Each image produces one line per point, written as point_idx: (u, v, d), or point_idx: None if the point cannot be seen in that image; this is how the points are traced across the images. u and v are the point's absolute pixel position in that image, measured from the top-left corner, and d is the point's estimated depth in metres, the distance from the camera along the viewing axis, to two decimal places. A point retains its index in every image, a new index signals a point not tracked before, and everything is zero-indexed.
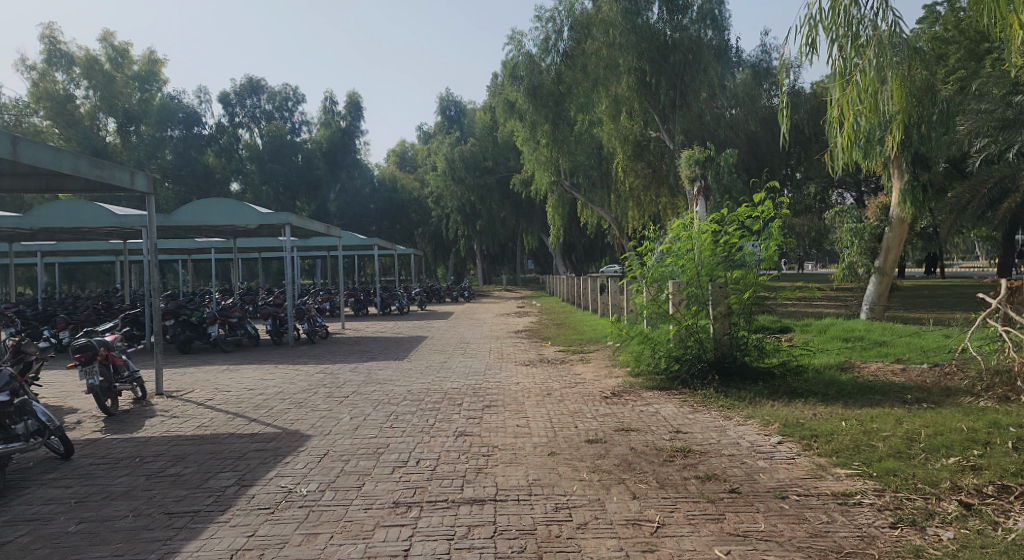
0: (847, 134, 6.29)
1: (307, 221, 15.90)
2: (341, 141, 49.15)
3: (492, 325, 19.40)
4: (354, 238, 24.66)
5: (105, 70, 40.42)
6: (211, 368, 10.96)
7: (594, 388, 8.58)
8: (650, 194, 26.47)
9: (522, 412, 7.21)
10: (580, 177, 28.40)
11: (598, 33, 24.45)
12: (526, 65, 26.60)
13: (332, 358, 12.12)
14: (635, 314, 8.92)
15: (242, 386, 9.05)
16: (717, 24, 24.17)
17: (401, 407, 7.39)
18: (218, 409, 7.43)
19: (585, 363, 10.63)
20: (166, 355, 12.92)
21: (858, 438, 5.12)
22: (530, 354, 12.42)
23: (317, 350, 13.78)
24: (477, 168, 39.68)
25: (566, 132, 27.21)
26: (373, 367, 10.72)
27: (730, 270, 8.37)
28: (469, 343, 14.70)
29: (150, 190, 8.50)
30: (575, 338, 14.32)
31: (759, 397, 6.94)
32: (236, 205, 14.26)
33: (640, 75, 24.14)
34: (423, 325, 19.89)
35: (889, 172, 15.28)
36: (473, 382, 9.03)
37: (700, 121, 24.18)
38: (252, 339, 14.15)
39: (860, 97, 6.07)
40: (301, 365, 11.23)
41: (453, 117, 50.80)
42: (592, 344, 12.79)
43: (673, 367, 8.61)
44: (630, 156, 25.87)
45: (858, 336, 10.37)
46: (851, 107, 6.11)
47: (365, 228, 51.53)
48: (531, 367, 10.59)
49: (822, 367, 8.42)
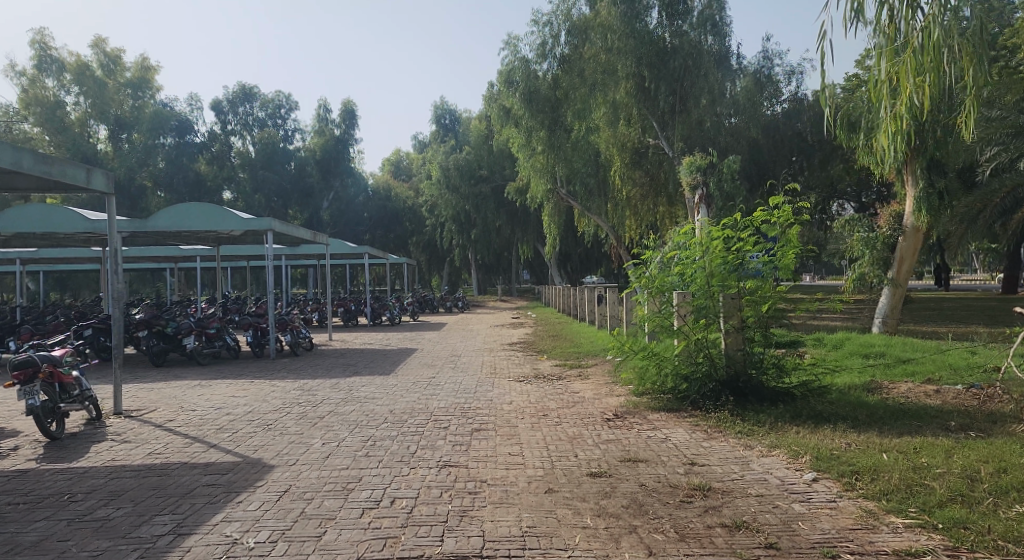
0: (899, 111, 5.81)
1: (293, 226, 15.11)
2: (335, 149, 48.13)
3: (485, 337, 18.64)
4: (344, 246, 23.89)
5: (96, 77, 39.79)
6: (180, 383, 10.16)
7: (595, 408, 7.81)
8: (649, 203, 26.01)
9: (515, 437, 6.44)
10: (577, 186, 27.44)
11: (596, 37, 23.83)
12: (522, 70, 26.10)
13: (313, 372, 11.33)
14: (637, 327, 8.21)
15: (208, 404, 8.25)
16: (719, 31, 23.64)
17: (381, 432, 6.62)
18: (175, 432, 6.63)
19: (585, 379, 9.88)
20: (138, 368, 12.14)
21: (909, 477, 4.43)
22: (525, 368, 11.66)
23: (300, 363, 13.00)
24: (472, 176, 39.31)
25: (563, 138, 26.57)
26: (356, 383, 9.93)
27: (743, 279, 7.68)
28: (461, 356, 13.93)
29: (109, 190, 7.71)
30: (572, 351, 13.57)
31: (782, 423, 6.26)
32: (216, 210, 13.44)
33: (638, 80, 23.44)
34: (414, 336, 19.12)
35: (903, 178, 14.70)
36: (463, 401, 8.26)
37: (700, 128, 23.69)
38: (231, 351, 13.36)
39: (921, 63, 5.53)
40: (277, 380, 10.43)
41: (448, 125, 50.17)
42: (590, 359, 12.03)
43: (680, 387, 7.87)
44: (628, 164, 25.22)
45: (879, 352, 9.74)
46: (910, 75, 5.57)
47: (358, 237, 50.82)
48: (526, 384, 9.82)
49: (845, 386, 7.74)
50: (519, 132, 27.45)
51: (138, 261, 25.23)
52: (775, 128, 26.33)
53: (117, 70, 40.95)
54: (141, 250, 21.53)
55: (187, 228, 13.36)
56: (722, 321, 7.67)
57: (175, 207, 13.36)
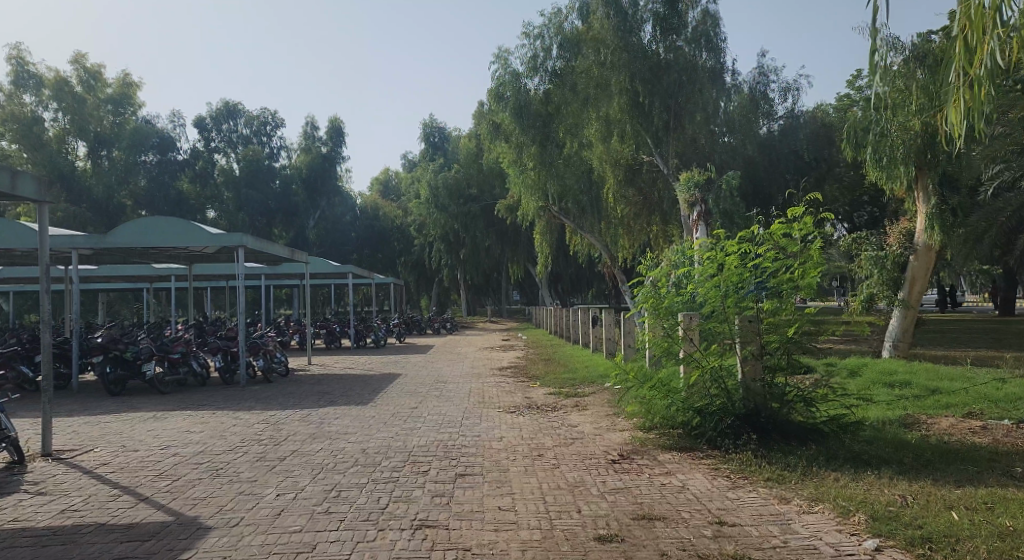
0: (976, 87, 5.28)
1: (270, 242, 14.13)
2: (321, 167, 47.19)
3: (474, 361, 17.65)
4: (326, 266, 22.90)
5: (76, 93, 38.88)
6: (131, 415, 9.12)
7: (596, 447, 6.87)
8: (642, 222, 25.61)
9: (506, 485, 5.47)
10: (569, 203, 26.77)
11: (589, 51, 23.39)
12: (512, 84, 25.43)
13: (283, 402, 10.30)
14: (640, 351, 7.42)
15: (155, 442, 7.23)
16: (713, 47, 23.09)
17: (348, 478, 5.63)
18: (104, 481, 5.62)
19: (583, 410, 8.95)
20: (92, 397, 11.09)
21: (997, 547, 3.55)
22: (516, 397, 10.69)
23: (272, 390, 11.96)
24: (461, 196, 38.60)
25: (555, 154, 25.81)
26: (329, 415, 8.94)
27: (762, 299, 6.82)
28: (447, 383, 12.93)
29: (36, 196, 6.80)
30: (567, 377, 12.62)
31: (817, 469, 5.40)
32: (183, 224, 12.46)
33: (632, 96, 22.86)
34: (399, 360, 18.11)
35: (914, 197, 14.09)
36: (446, 438, 7.28)
37: (694, 145, 23.54)
38: (198, 378, 12.34)
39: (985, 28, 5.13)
40: (242, 411, 9.40)
41: (437, 143, 49.52)
42: (586, 386, 11.09)
43: (688, 421, 7.00)
44: (621, 182, 24.57)
45: (904, 381, 8.87)
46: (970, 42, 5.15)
47: (345, 257, 49.87)
48: (517, 415, 8.87)
49: (878, 421, 6.87)
50: (510, 148, 26.70)
51: (112, 281, 24.14)
52: (771, 146, 25.76)
53: (98, 87, 40.11)
54: (112, 268, 20.49)
55: (151, 244, 12.41)
56: (736, 344, 6.85)
57: (139, 221, 12.40)
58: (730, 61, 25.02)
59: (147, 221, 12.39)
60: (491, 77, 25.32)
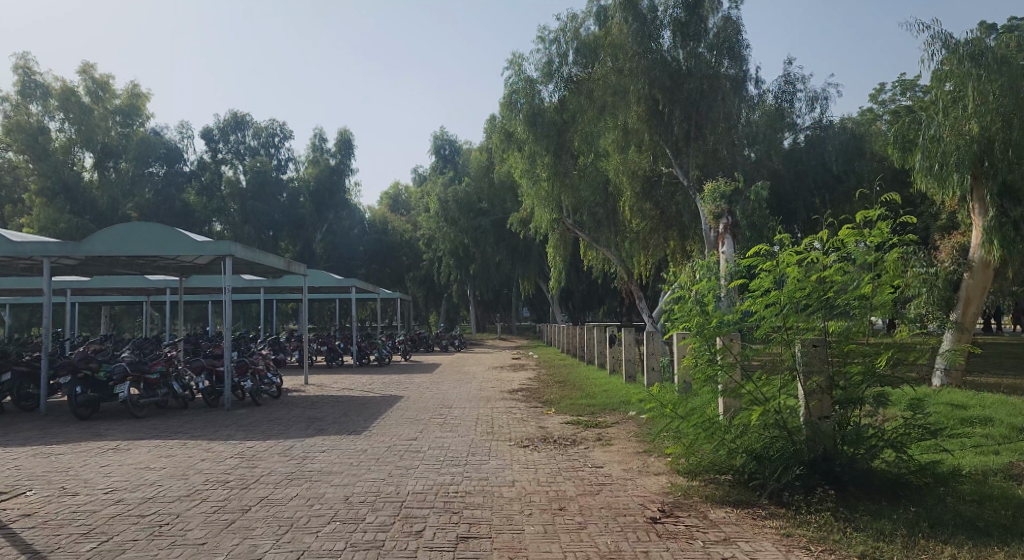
0: None
1: (262, 253, 13.15)
2: (330, 180, 46.41)
3: (482, 382, 16.47)
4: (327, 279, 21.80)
5: (82, 103, 38.16)
6: (91, 445, 7.95)
7: (631, 498, 5.62)
8: (658, 238, 24.26)
9: (520, 555, 4.25)
10: (584, 215, 25.62)
11: (606, 57, 22.40)
12: (527, 91, 24.33)
13: (267, 429, 9.13)
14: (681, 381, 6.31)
15: (101, 484, 6.06)
16: (737, 57, 21.92)
17: (320, 543, 4.43)
18: (15, 542, 4.45)
19: (607, 446, 7.69)
20: (57, 421, 9.95)
21: None
22: (529, 427, 9.45)
23: (258, 414, 10.80)
24: (471, 210, 37.56)
25: (569, 165, 24.65)
26: (314, 448, 7.74)
27: (831, 320, 5.65)
28: (453, 408, 11.75)
29: None
30: (585, 403, 11.38)
31: (923, 542, 4.19)
32: (163, 230, 11.45)
33: (651, 104, 21.91)
34: (403, 379, 16.98)
35: (969, 208, 12.91)
36: (448, 482, 6.08)
37: (716, 156, 22.10)
38: (179, 400, 11.18)
39: None
40: (217, 441, 8.23)
41: (448, 156, 48.67)
42: (608, 416, 9.85)
43: (739, 465, 5.84)
44: (638, 195, 23.39)
45: (986, 417, 7.57)
46: None
47: (352, 271, 48.83)
48: (530, 451, 7.66)
49: (977, 473, 5.60)
50: (522, 158, 25.55)
51: (105, 293, 23.13)
52: (797, 158, 24.63)
53: (105, 98, 39.48)
54: (104, 280, 19.53)
55: (129, 252, 11.43)
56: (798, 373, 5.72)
57: (116, 226, 11.46)
58: (754, 70, 23.99)
59: (126, 226, 11.45)
60: (505, 83, 24.26)
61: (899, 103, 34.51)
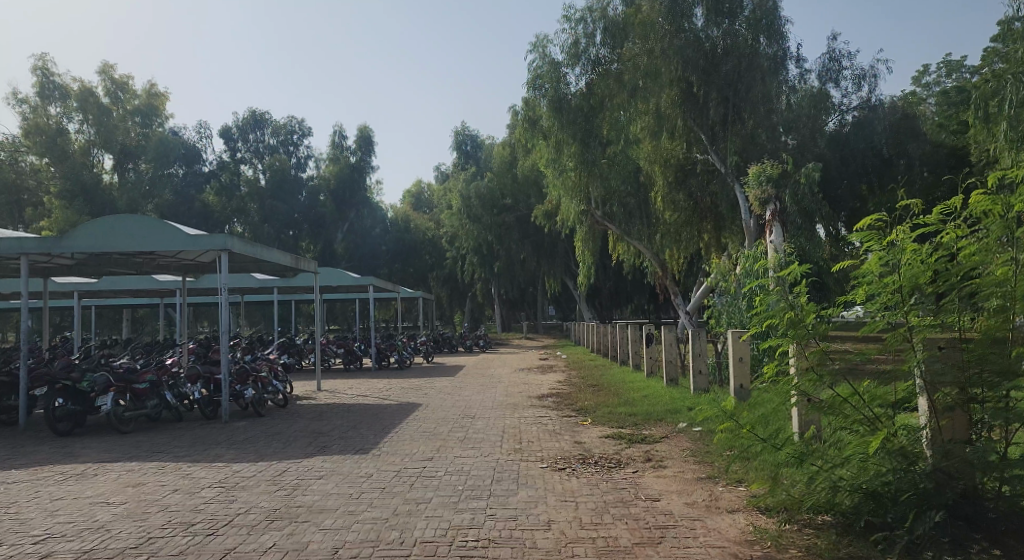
0: None
1: (264, 250, 12.11)
2: (351, 178, 45.53)
3: (508, 386, 15.19)
4: (344, 277, 20.67)
5: (101, 103, 37.33)
6: (56, 470, 6.82)
7: (706, 552, 4.27)
8: (690, 230, 22.87)
9: None
10: (614, 206, 24.03)
11: (636, 38, 21.11)
12: (551, 76, 22.87)
13: (259, 447, 7.94)
14: (765, 396, 5.02)
15: (37, 528, 4.89)
16: (775, 35, 20.36)
17: None
18: None
19: (662, 472, 6.32)
20: (33, 439, 8.87)
21: None
22: (563, 442, 8.14)
23: (257, 429, 9.63)
24: (493, 206, 36.41)
25: (598, 153, 23.02)
26: (308, 475, 6.49)
27: (969, 315, 4.25)
28: (475, 418, 10.46)
29: None
30: (625, 412, 10.03)
31: None
32: (151, 223, 10.39)
33: (685, 86, 20.70)
34: (423, 384, 15.78)
35: None
36: (466, 526, 4.80)
37: (754, 140, 20.51)
38: (173, 412, 10.07)
39: None
40: (198, 463, 7.04)
41: (469, 152, 47.43)
42: (652, 429, 8.50)
43: (847, 507, 4.48)
44: (670, 183, 22.01)
45: None
46: None
47: (374, 271, 47.87)
48: (567, 476, 6.34)
49: None
50: (547, 146, 24.09)
51: (117, 295, 22.23)
52: (843, 142, 22.92)
53: (125, 98, 38.76)
54: (111, 281, 18.65)
55: (112, 248, 10.38)
56: (919, 383, 4.38)
57: (101, 219, 10.43)
58: (795, 48, 22.40)
59: (108, 219, 10.41)
60: (527, 67, 22.90)
61: (944, 86, 32.56)
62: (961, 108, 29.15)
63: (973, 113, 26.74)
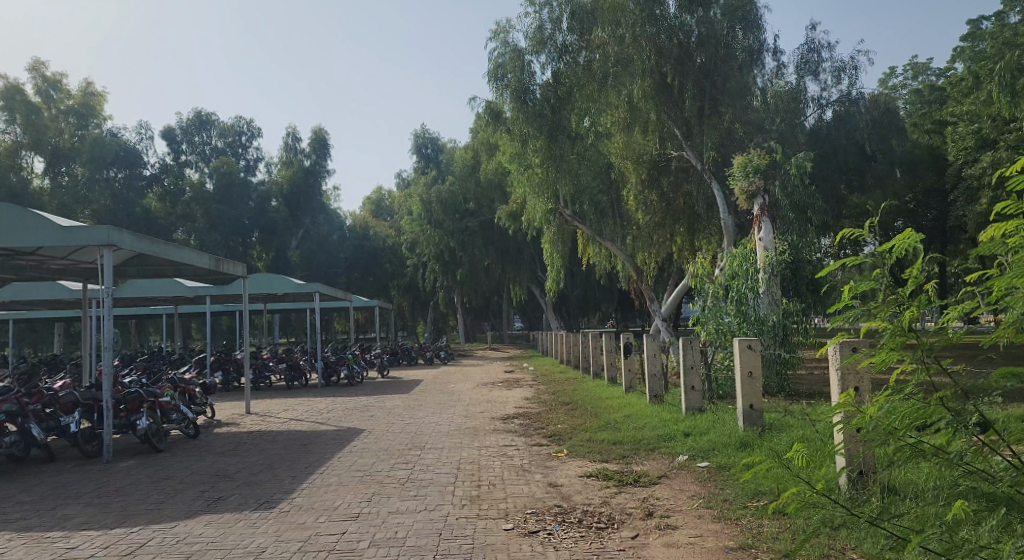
0: None
1: (173, 246, 10.09)
2: (304, 183, 43.20)
3: (469, 405, 13.35)
4: (286, 285, 18.63)
5: (30, 102, 34.55)
6: None
7: None
8: (663, 234, 21.41)
9: None
10: (585, 205, 22.17)
11: (605, 26, 19.59)
12: (513, 63, 20.94)
13: (128, 503, 5.95)
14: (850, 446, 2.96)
15: None
16: (752, 26, 19.01)
17: None
18: None
19: (673, 538, 4.54)
20: None
21: None
22: (534, 485, 6.32)
23: (147, 470, 7.61)
24: (457, 211, 34.72)
25: (566, 147, 21.11)
26: (169, 555, 4.52)
27: None
28: (426, 448, 8.60)
29: None
30: (606, 439, 8.23)
31: None
32: (15, 213, 8.36)
33: (658, 78, 19.06)
34: (371, 403, 13.82)
35: None
36: None
37: (731, 136, 19.66)
38: (40, 450, 8.00)
39: None
40: (24, 536, 5.04)
41: (430, 155, 45.51)
42: (644, 465, 6.73)
43: None
44: (644, 182, 20.73)
45: None
46: None
47: (332, 279, 45.56)
48: (539, 548, 4.48)
49: None
50: (510, 141, 22.10)
51: (28, 308, 19.78)
52: (823, 136, 21.74)
53: (58, 98, 36.16)
54: (14, 292, 16.32)
55: None
56: None
57: None
58: (771, 40, 21.17)
59: None
60: (488, 57, 21.09)
61: (911, 88, 31.95)
62: (935, 107, 28.48)
63: (948, 111, 25.90)
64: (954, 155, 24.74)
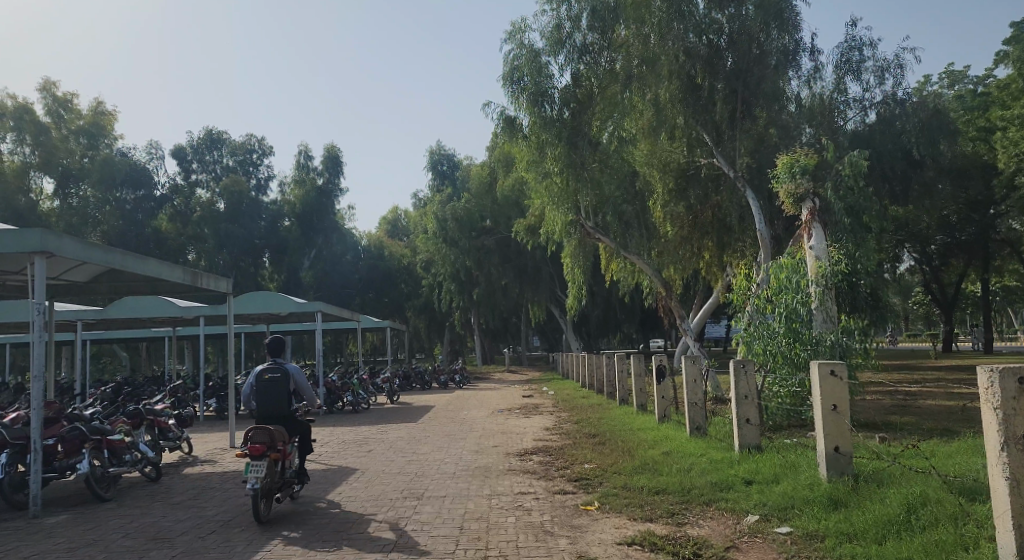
0: None
1: (138, 258, 8.72)
2: (316, 201, 42.11)
3: (481, 437, 11.78)
4: (285, 303, 17.23)
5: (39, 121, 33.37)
6: None
7: None
8: (691, 248, 19.74)
9: None
10: (608, 215, 20.61)
11: (629, 26, 18.15)
12: (530, 64, 19.47)
13: None
14: None
15: None
16: (787, 24, 17.19)
17: None
18: None
19: None
20: None
21: None
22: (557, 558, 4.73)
23: (79, 528, 6.14)
24: (472, 228, 33.33)
25: (587, 154, 19.65)
26: None
27: None
28: (425, 496, 7.06)
29: None
30: (645, 488, 6.63)
31: None
32: None
33: (688, 78, 17.49)
34: (373, 436, 12.30)
35: None
36: None
37: (766, 141, 18.05)
38: None
39: None
40: None
41: (445, 172, 44.34)
42: (701, 529, 5.15)
43: None
44: (671, 194, 19.19)
45: None
46: None
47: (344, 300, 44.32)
48: None
49: None
50: (527, 148, 20.62)
51: (14, 330, 18.53)
52: (865, 142, 20.00)
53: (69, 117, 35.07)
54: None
55: None
56: None
57: None
58: (808, 37, 19.52)
59: None
60: (503, 59, 19.71)
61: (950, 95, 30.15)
62: (978, 113, 26.63)
63: (995, 116, 24.01)
64: (1005, 163, 22.82)
